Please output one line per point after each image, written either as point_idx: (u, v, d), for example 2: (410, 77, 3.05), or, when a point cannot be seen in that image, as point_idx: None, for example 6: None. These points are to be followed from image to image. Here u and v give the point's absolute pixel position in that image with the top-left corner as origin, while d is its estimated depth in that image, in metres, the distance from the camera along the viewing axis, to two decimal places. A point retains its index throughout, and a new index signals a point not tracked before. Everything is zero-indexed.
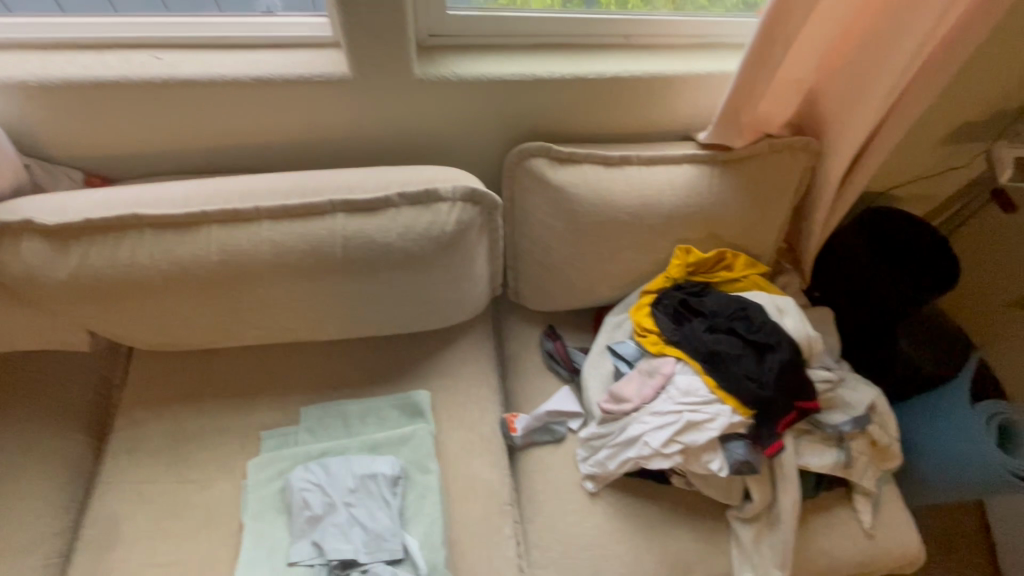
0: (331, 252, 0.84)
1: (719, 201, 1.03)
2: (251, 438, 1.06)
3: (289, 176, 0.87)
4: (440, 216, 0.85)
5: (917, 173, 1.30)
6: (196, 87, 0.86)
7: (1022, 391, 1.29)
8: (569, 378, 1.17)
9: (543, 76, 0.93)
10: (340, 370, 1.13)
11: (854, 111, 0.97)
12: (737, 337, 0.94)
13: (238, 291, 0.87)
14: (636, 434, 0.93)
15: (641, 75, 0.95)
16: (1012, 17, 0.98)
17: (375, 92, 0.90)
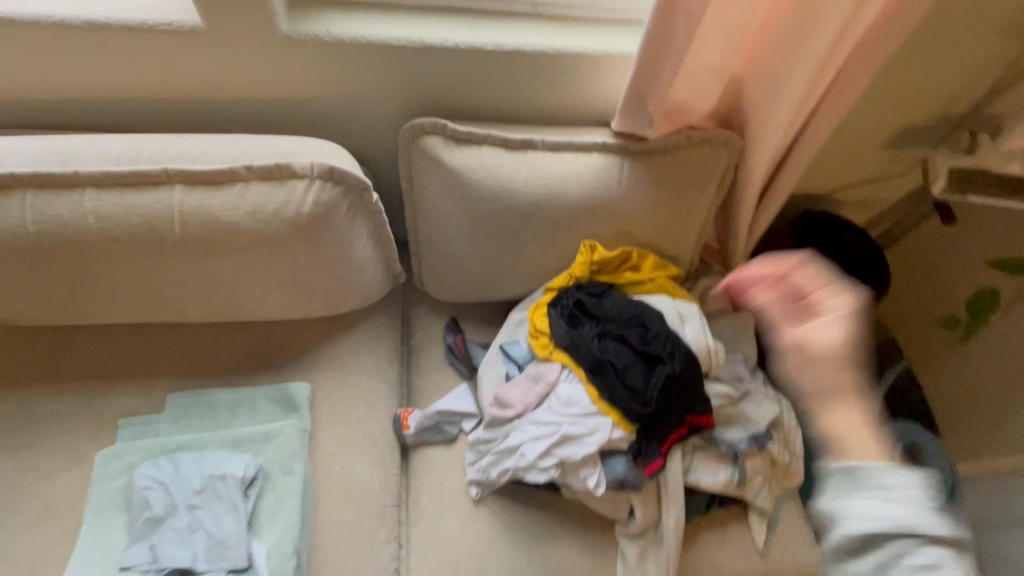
0: (167, 230, 0.75)
1: (629, 195, 0.95)
2: (107, 425, 0.96)
3: (127, 138, 0.76)
4: (295, 194, 0.75)
5: (856, 178, 1.23)
6: (16, 25, 0.73)
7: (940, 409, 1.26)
8: (468, 375, 1.10)
9: (433, 43, 0.83)
10: (216, 355, 1.03)
11: (775, 105, 0.89)
12: (629, 347, 0.88)
13: (66, 266, 0.77)
14: (515, 444, 0.88)
15: (545, 50, 0.86)
16: (955, 13, 0.90)
17: (236, 47, 0.79)
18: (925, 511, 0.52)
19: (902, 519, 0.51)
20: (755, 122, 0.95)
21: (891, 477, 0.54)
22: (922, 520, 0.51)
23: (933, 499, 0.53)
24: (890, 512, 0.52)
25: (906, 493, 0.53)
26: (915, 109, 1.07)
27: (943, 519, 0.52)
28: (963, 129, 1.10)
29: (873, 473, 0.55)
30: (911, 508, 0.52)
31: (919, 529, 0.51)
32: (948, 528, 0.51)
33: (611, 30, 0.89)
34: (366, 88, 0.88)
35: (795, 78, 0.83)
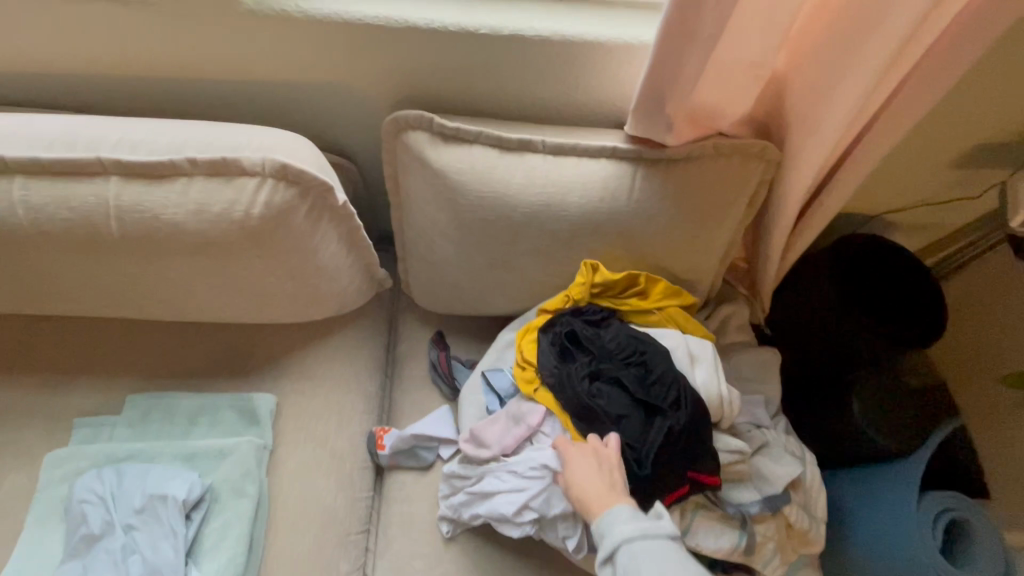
0: (103, 226, 0.66)
1: (639, 209, 0.82)
2: (63, 425, 0.91)
3: (69, 121, 0.68)
4: (244, 194, 0.66)
5: (915, 199, 1.06)
6: None
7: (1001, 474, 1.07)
8: (451, 396, 1.00)
9: (418, 25, 0.73)
10: (181, 356, 0.96)
11: (821, 111, 0.74)
12: (625, 390, 0.76)
13: (1, 259, 0.70)
14: (490, 492, 0.78)
15: (547, 38, 0.74)
16: None
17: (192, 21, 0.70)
18: (633, 528, 0.65)
19: (615, 541, 0.64)
20: (796, 130, 0.80)
21: (608, 512, 0.67)
22: (623, 534, 0.64)
23: (640, 516, 0.66)
24: (608, 537, 0.65)
25: (619, 521, 0.66)
26: (994, 121, 0.91)
27: (644, 525, 0.65)
28: None
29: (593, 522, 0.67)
30: (624, 529, 0.65)
31: (627, 537, 0.64)
32: (651, 524, 0.65)
33: (624, 18, 0.78)
34: (344, 72, 0.78)
35: (850, 78, 0.68)
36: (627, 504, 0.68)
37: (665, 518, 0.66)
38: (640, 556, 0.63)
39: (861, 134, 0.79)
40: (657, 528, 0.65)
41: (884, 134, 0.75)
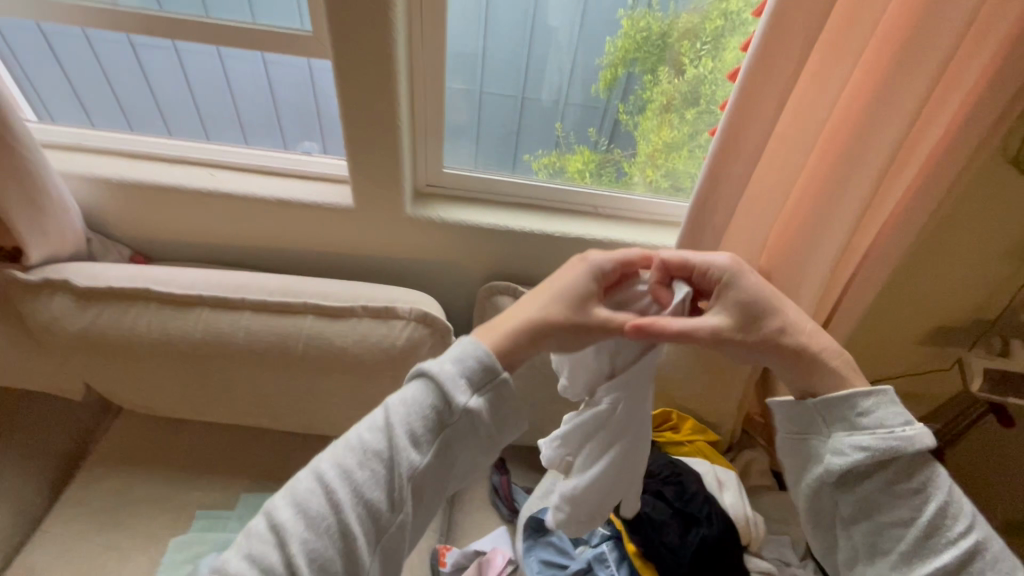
0: (293, 347, 0.95)
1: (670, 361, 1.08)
2: (186, 514, 1.08)
3: (282, 278, 1.01)
4: (393, 331, 0.96)
5: (898, 369, 1.29)
6: (233, 198, 1.07)
7: None
8: (508, 518, 1.14)
9: (515, 228, 1.08)
10: (290, 462, 1.17)
11: (797, 298, 1.02)
12: (666, 502, 0.91)
13: (209, 368, 0.98)
14: None
15: (604, 240, 1.09)
16: (966, 240, 1.04)
17: (372, 221, 1.08)
18: (889, 485, 0.58)
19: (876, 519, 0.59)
20: None
21: (859, 489, 0.59)
22: (882, 507, 0.58)
23: (882, 463, 0.58)
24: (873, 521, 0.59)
25: (888, 476, 0.58)
26: (943, 311, 1.16)
27: (890, 470, 0.58)
28: (996, 334, 1.17)
29: (856, 405, 0.58)
30: (874, 500, 0.59)
31: (912, 432, 0.57)
32: (896, 458, 0.57)
33: (657, 228, 1.13)
34: (459, 256, 1.13)
35: (811, 278, 0.97)
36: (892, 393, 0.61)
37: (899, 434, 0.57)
38: (918, 465, 0.58)
39: (832, 315, 1.06)
40: (915, 439, 0.57)
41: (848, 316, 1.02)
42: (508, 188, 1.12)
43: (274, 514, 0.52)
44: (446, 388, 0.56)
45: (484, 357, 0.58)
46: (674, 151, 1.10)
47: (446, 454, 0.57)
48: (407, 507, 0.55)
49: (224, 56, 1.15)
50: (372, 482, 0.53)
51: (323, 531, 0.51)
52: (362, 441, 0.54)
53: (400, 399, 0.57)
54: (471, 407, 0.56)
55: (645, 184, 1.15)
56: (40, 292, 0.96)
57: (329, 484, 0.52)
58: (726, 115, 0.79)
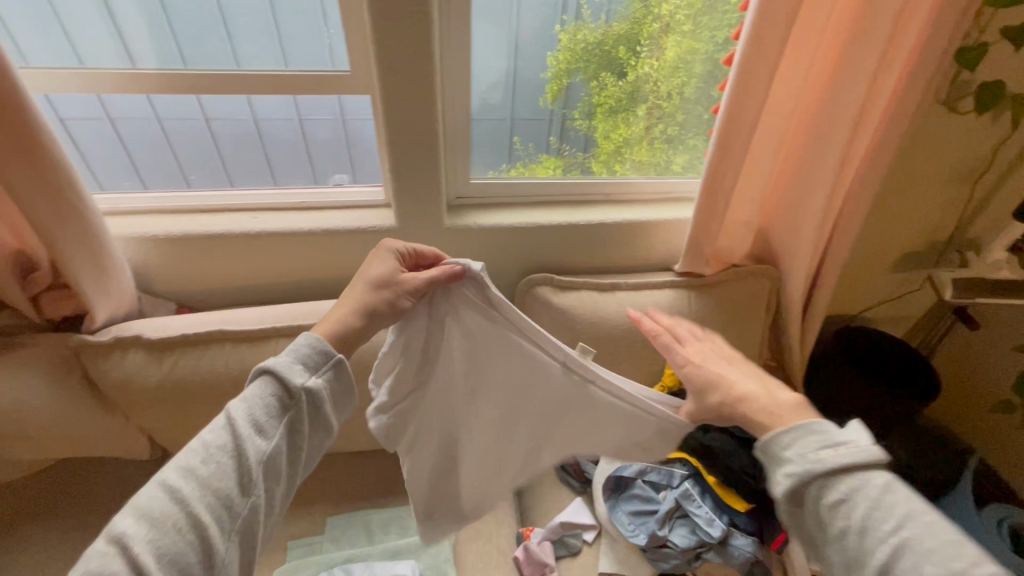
0: None
1: (698, 318, 1.22)
2: (278, 547, 1.09)
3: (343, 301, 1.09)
4: None
5: (881, 298, 1.48)
6: (281, 236, 1.13)
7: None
8: (581, 490, 1.22)
9: (544, 223, 1.20)
10: (366, 480, 1.21)
11: (795, 245, 1.18)
12: (732, 435, 1.03)
13: None
14: (648, 536, 0.97)
15: (623, 221, 1.23)
16: (920, 175, 1.23)
17: (413, 237, 1.16)
18: (830, 515, 0.55)
19: (842, 553, 0.55)
20: (782, 257, 1.24)
21: (818, 529, 0.57)
22: (840, 540, 0.55)
23: (819, 494, 0.56)
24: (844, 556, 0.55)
25: (829, 509, 0.55)
26: (908, 239, 1.36)
27: (827, 499, 0.56)
28: (952, 251, 1.38)
29: (776, 441, 0.61)
30: (833, 533, 0.55)
31: (834, 453, 0.57)
32: (828, 480, 0.56)
33: (663, 207, 1.28)
34: (495, 256, 1.23)
35: (805, 226, 1.13)
36: (844, 426, 0.60)
37: (814, 456, 0.57)
38: (849, 479, 0.55)
39: (824, 256, 1.23)
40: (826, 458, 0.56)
41: (838, 253, 1.19)
42: (529, 189, 1.24)
43: (114, 532, 0.48)
44: (284, 374, 0.60)
45: (318, 345, 0.64)
46: (629, 146, 1.29)
47: (293, 437, 0.60)
48: (258, 488, 0.56)
49: (161, 120, 1.24)
50: (219, 473, 0.54)
51: (171, 528, 0.49)
52: (205, 440, 0.55)
53: (242, 397, 0.59)
54: (309, 386, 0.61)
55: (641, 171, 1.32)
56: (112, 351, 0.99)
57: (173, 484, 0.52)
58: (727, 94, 0.94)
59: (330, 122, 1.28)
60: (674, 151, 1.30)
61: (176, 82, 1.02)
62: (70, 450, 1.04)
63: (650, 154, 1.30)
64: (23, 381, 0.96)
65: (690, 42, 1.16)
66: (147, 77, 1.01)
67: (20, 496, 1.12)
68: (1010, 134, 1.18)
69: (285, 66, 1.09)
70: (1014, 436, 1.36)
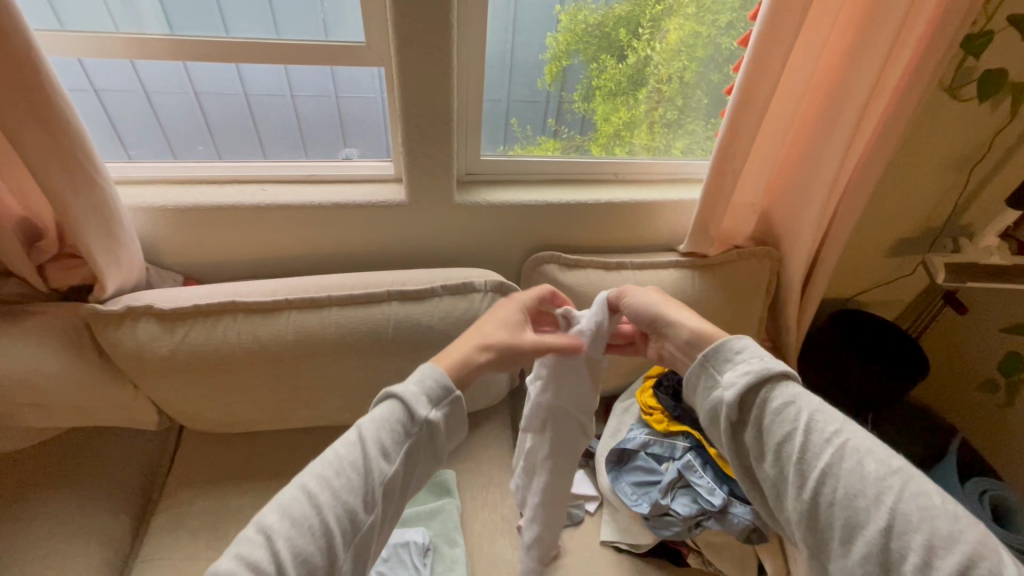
0: (384, 334, 1.04)
1: (700, 297, 1.24)
2: None
3: (356, 274, 1.10)
4: (475, 303, 1.07)
5: (874, 282, 1.53)
6: (290, 209, 1.12)
7: (998, 458, 1.44)
8: (584, 463, 1.25)
9: (553, 201, 1.21)
10: None
11: (798, 229, 1.21)
12: None
13: (300, 366, 1.04)
14: (651, 504, 1.02)
15: (630, 201, 1.24)
16: (920, 160, 1.26)
17: (422, 212, 1.17)
18: (780, 414, 0.61)
19: (778, 455, 0.61)
20: (783, 241, 1.27)
21: (763, 430, 0.62)
22: (781, 440, 0.61)
23: (767, 394, 0.63)
24: (780, 459, 0.61)
25: (776, 409, 0.62)
26: (904, 225, 1.40)
27: (774, 400, 0.62)
28: (945, 237, 1.42)
29: (730, 348, 0.67)
30: (776, 434, 0.61)
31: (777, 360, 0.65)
32: (778, 381, 0.63)
33: (668, 188, 1.30)
34: (504, 232, 1.24)
35: (808, 209, 1.16)
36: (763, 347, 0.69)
37: (764, 362, 0.65)
38: (793, 385, 0.63)
39: (824, 241, 1.27)
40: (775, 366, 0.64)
41: (838, 237, 1.22)
42: (538, 167, 1.25)
43: (261, 524, 0.53)
44: (411, 403, 0.63)
45: (441, 378, 0.66)
46: (631, 129, 1.29)
47: (409, 467, 0.63)
48: (376, 507, 0.59)
49: (148, 93, 1.21)
50: (348, 489, 0.57)
51: (307, 529, 0.53)
52: (338, 453, 0.58)
53: (372, 414, 0.62)
54: (430, 418, 0.64)
55: (645, 152, 1.33)
56: (124, 321, 0.99)
57: (312, 490, 0.55)
58: (740, 75, 0.96)
59: (323, 98, 1.26)
60: (673, 135, 1.32)
61: (185, 48, 1.01)
62: (80, 419, 1.04)
63: (650, 138, 1.31)
64: (32, 349, 0.95)
65: (693, 26, 1.16)
66: (154, 43, 0.99)
67: (25, 467, 1.13)
68: (1009, 122, 1.21)
69: (275, 35, 1.06)
70: (994, 415, 1.44)
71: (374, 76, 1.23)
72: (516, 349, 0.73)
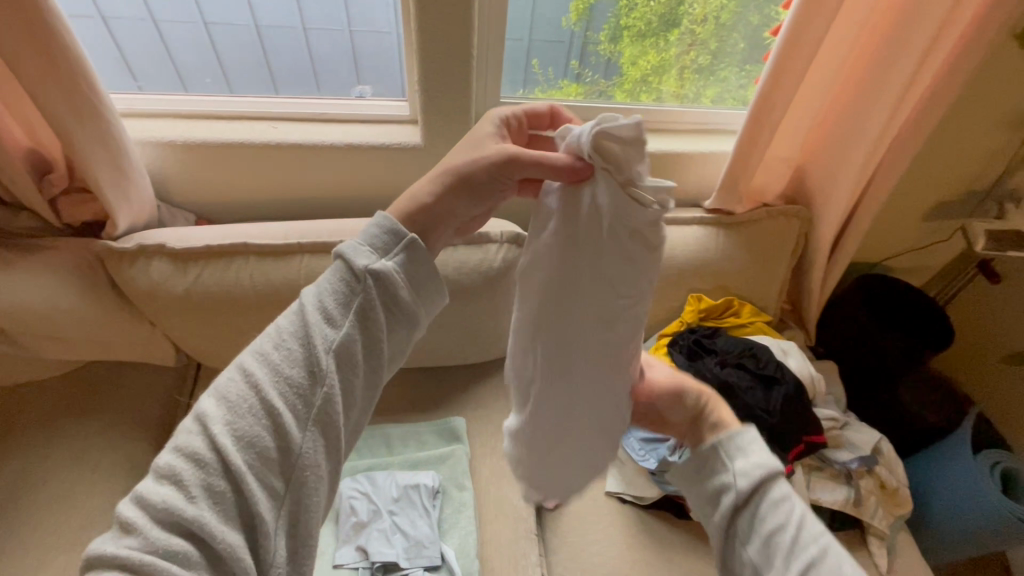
0: None
1: (723, 256, 1.20)
2: None
3: (369, 220, 1.07)
4: (490, 254, 1.04)
5: (906, 246, 1.46)
6: (301, 148, 1.08)
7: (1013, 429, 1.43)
8: None
9: None
10: (386, 395, 1.25)
11: (834, 188, 1.14)
12: (748, 371, 1.06)
13: None
14: (658, 459, 1.03)
15: (657, 152, 1.18)
16: (974, 116, 1.17)
17: (438, 157, 1.12)
18: (774, 511, 0.54)
19: (763, 554, 0.53)
20: (816, 198, 1.21)
21: (750, 521, 0.55)
22: (772, 538, 0.53)
23: (766, 491, 0.56)
24: (765, 555, 0.53)
25: (769, 504, 0.55)
26: (946, 187, 1.32)
27: (772, 496, 0.55)
28: (989, 202, 1.34)
29: (738, 432, 0.60)
30: (767, 531, 0.53)
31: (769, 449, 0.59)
32: (778, 477, 0.56)
33: (697, 139, 1.22)
34: None
35: (847, 167, 1.09)
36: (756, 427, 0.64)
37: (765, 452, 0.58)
38: (789, 481, 0.56)
39: (860, 202, 1.20)
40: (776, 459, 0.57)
41: (875, 198, 1.16)
42: (560, 112, 1.18)
43: (198, 413, 0.46)
44: (350, 256, 0.51)
45: (387, 224, 0.53)
46: (661, 74, 1.21)
47: (371, 326, 0.50)
48: (332, 376, 0.48)
49: (154, 21, 1.15)
50: (288, 361, 0.47)
51: (246, 409, 0.45)
52: (277, 327, 0.49)
53: (316, 282, 0.52)
54: (377, 268, 0.50)
55: (674, 99, 1.24)
56: (137, 259, 0.99)
57: (247, 367, 0.47)
58: (791, 14, 0.88)
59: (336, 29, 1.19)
60: (705, 82, 1.23)
61: None
62: (100, 353, 1.06)
63: (680, 84, 1.23)
64: (47, 284, 0.96)
65: None
66: None
67: (52, 395, 1.17)
68: None
69: None
70: (1015, 387, 1.41)
71: (389, 6, 1.15)
72: (478, 179, 0.55)
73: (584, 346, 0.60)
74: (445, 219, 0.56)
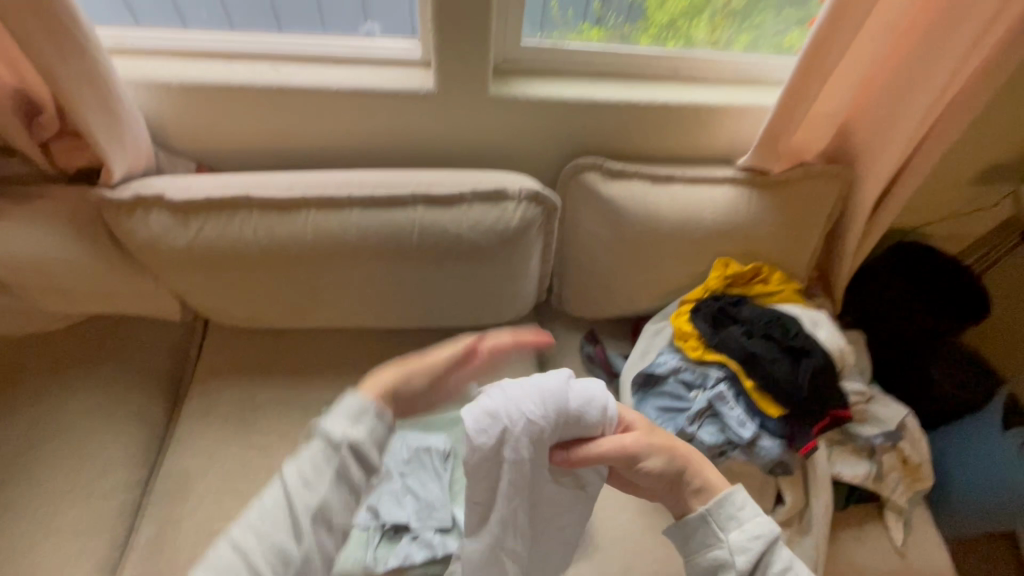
0: (408, 240, 0.96)
1: (755, 219, 1.12)
2: (313, 410, 1.14)
3: (378, 173, 1.00)
4: (507, 212, 0.97)
5: (947, 213, 1.37)
6: (305, 93, 1.01)
7: None
8: (607, 381, 1.24)
9: (600, 100, 1.06)
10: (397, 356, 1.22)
11: (881, 148, 1.05)
12: (775, 343, 1.01)
13: (322, 268, 0.99)
14: (677, 431, 0.99)
15: (689, 104, 1.08)
16: None
17: (452, 105, 1.04)
18: None
19: None
20: (861, 159, 1.12)
21: None
22: None
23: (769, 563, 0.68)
24: None
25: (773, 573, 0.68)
26: (1001, 149, 1.22)
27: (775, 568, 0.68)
28: None
29: (732, 504, 0.70)
30: None
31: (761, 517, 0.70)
32: (775, 550, 0.69)
33: (733, 90, 1.12)
34: (543, 134, 1.11)
35: (899, 125, 1.00)
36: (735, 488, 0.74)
37: (759, 525, 0.70)
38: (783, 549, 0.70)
39: (907, 164, 1.12)
40: (769, 526, 0.70)
41: (925, 160, 1.07)
42: (585, 56, 1.08)
43: (224, 542, 0.60)
44: (332, 443, 0.64)
45: (364, 402, 0.67)
46: (692, 17, 1.10)
47: (356, 494, 0.65)
48: (326, 542, 0.62)
49: None
50: (281, 527, 0.60)
51: (258, 554, 0.59)
52: (278, 479, 0.63)
53: (298, 455, 0.65)
54: (354, 437, 0.64)
55: (709, 45, 1.13)
56: (135, 210, 0.94)
57: (244, 547, 0.59)
58: None
59: None
60: (739, 27, 1.13)
61: None
62: (104, 307, 1.03)
63: (713, 30, 1.12)
64: (44, 235, 0.92)
65: None
66: None
67: (61, 347, 1.16)
68: None
69: None
70: None
71: None
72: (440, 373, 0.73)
73: (566, 429, 0.70)
74: (419, 397, 0.72)
